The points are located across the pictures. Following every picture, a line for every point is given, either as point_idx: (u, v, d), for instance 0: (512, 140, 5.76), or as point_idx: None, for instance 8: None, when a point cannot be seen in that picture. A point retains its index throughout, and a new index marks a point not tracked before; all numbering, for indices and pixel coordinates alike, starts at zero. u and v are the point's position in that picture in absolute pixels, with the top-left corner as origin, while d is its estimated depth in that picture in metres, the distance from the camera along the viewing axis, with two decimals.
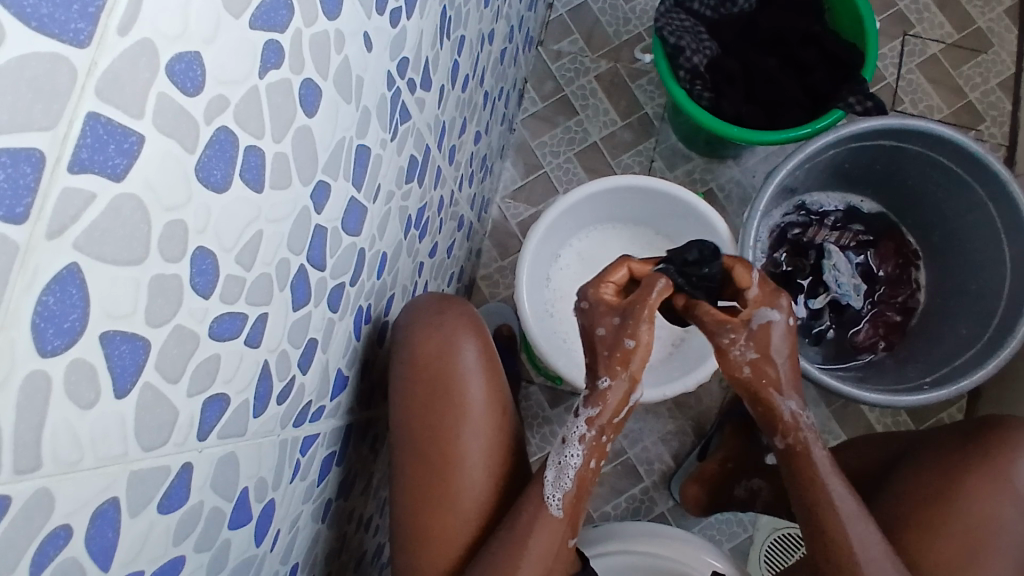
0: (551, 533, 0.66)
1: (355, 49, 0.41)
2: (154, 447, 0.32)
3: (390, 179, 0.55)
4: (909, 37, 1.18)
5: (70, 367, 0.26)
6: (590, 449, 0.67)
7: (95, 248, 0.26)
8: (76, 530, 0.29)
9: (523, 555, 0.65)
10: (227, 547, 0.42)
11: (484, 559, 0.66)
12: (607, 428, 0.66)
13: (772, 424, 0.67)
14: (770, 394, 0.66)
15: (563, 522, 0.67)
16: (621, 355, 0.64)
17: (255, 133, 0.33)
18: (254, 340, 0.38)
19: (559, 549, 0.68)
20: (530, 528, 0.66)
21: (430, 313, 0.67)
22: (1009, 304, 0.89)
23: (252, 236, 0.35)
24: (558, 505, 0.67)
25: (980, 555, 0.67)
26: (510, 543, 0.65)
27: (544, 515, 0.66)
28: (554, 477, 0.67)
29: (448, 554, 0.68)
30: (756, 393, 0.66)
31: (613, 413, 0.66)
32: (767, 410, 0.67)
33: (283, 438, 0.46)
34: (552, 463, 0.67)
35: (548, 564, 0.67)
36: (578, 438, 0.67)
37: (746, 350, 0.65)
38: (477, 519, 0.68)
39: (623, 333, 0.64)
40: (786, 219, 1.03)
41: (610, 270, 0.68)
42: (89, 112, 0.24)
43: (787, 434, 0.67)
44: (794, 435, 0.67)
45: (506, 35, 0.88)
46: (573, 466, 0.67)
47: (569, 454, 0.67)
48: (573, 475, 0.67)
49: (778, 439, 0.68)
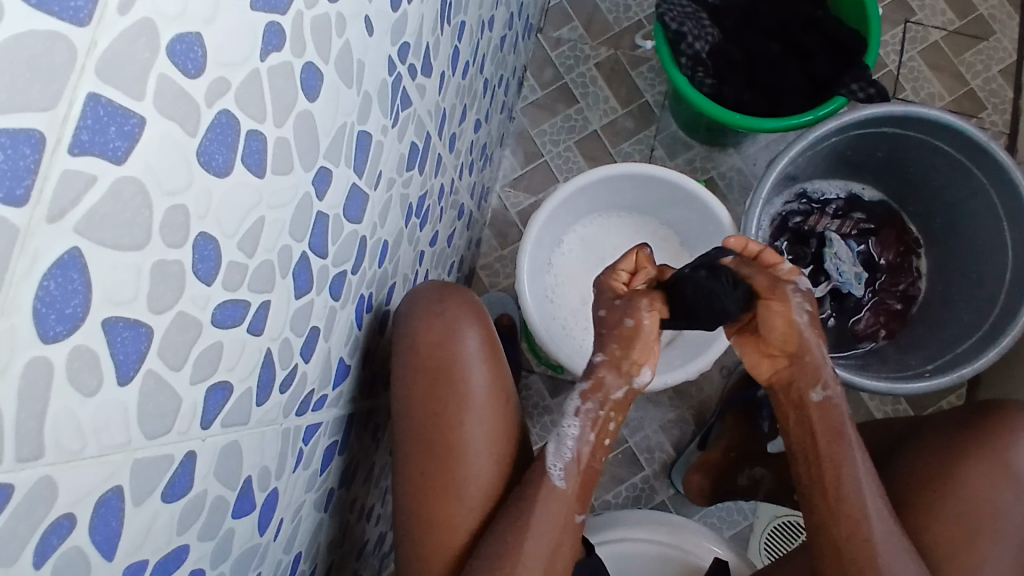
0: (559, 506, 0.67)
1: (356, 32, 0.41)
2: (157, 435, 0.32)
3: (392, 165, 0.55)
4: (911, 24, 1.18)
5: (72, 354, 0.26)
6: (588, 421, 0.68)
7: (97, 233, 0.25)
8: (80, 519, 0.28)
9: (528, 527, 0.65)
10: (231, 536, 0.42)
11: (490, 538, 0.65)
12: (604, 403, 0.68)
13: (812, 373, 0.67)
14: (812, 345, 0.67)
15: (570, 493, 0.67)
16: (620, 335, 0.67)
17: (256, 117, 0.32)
18: (257, 328, 0.38)
19: (566, 524, 0.68)
20: (535, 502, 0.66)
21: (432, 300, 0.67)
22: (1011, 291, 0.89)
23: (253, 223, 0.35)
24: (559, 475, 0.67)
25: (980, 536, 0.67)
26: (516, 518, 0.65)
27: (548, 485, 0.66)
28: (555, 448, 0.68)
29: (454, 539, 0.67)
30: (805, 345, 0.67)
31: (608, 388, 0.68)
32: (807, 366, 0.67)
33: (286, 426, 0.46)
34: (552, 436, 0.68)
35: (556, 538, 0.66)
36: (574, 410, 0.68)
37: (802, 304, 0.66)
38: (482, 504, 0.68)
39: (624, 312, 0.68)
40: (787, 208, 1.03)
41: (622, 259, 0.73)
42: (89, 93, 0.24)
43: (828, 386, 0.67)
44: (832, 386, 0.68)
45: (506, 21, 0.87)
46: (571, 437, 0.68)
47: (566, 425, 0.68)
48: (573, 444, 0.67)
49: (818, 392, 0.67)
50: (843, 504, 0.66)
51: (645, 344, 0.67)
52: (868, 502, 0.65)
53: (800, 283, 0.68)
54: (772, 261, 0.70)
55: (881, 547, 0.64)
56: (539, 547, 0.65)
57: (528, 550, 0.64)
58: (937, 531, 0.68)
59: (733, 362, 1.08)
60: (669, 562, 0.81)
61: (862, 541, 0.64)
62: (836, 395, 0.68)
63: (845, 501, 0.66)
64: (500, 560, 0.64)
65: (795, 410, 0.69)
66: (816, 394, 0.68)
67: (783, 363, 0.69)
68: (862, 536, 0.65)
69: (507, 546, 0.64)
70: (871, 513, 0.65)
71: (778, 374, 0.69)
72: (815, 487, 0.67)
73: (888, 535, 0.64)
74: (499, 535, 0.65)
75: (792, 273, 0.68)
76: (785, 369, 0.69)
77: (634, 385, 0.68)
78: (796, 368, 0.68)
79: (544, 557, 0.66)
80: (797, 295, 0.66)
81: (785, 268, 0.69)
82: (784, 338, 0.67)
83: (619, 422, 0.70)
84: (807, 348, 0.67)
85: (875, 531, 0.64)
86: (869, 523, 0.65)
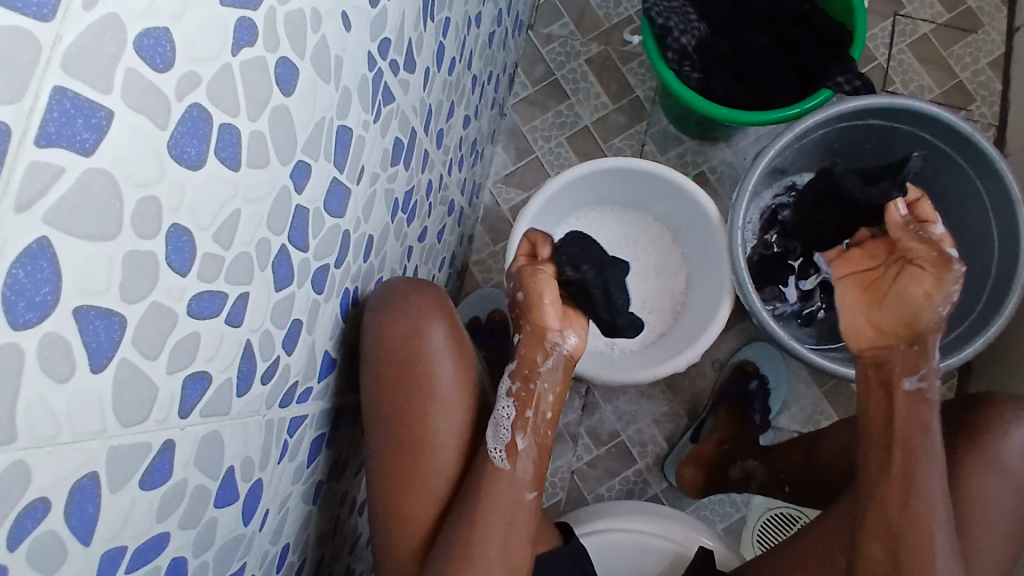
0: (512, 489, 0.67)
1: (333, 27, 0.41)
2: (133, 423, 0.32)
3: (375, 160, 0.55)
4: (900, 17, 1.18)
5: (44, 342, 0.26)
6: (519, 399, 0.69)
7: (65, 223, 0.26)
8: (55, 504, 0.29)
9: (486, 510, 0.66)
10: (214, 525, 0.42)
11: (450, 522, 0.66)
12: (528, 375, 0.70)
13: (912, 362, 0.69)
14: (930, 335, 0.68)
15: (520, 474, 0.68)
16: (523, 312, 0.71)
17: (229, 111, 0.33)
18: (236, 319, 0.39)
19: (520, 507, 0.68)
20: (485, 487, 0.66)
21: (399, 295, 0.64)
22: (997, 281, 0.89)
23: (230, 214, 0.35)
24: (502, 456, 0.67)
25: (967, 531, 0.68)
26: (472, 502, 0.66)
27: (493, 468, 0.66)
28: (494, 432, 0.68)
29: (420, 525, 0.69)
30: (920, 333, 0.68)
31: (529, 359, 0.71)
32: (919, 351, 0.69)
33: (268, 418, 0.47)
34: (489, 422, 0.69)
35: (509, 519, 0.67)
36: (506, 391, 0.70)
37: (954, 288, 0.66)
38: (447, 491, 0.69)
39: (515, 288, 0.72)
40: (777, 201, 1.05)
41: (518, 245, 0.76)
42: (55, 87, 0.24)
43: (924, 377, 0.68)
44: (928, 379, 0.68)
45: (495, 17, 0.87)
46: (506, 417, 0.68)
47: (500, 407, 0.69)
48: (509, 425, 0.68)
49: (911, 380, 0.68)
50: (910, 497, 0.66)
51: (551, 310, 0.70)
52: (936, 482, 0.65)
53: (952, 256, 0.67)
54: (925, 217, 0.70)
55: (936, 541, 0.64)
56: (494, 532, 0.66)
57: (482, 534, 0.65)
58: None
59: (724, 355, 1.09)
60: (660, 554, 0.81)
61: (920, 522, 0.64)
62: (932, 389, 0.68)
63: (915, 498, 0.65)
64: (458, 543, 0.65)
65: (885, 393, 0.70)
66: (908, 384, 0.68)
67: (892, 342, 0.70)
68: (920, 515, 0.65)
69: (466, 528, 0.65)
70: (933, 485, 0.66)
71: (882, 348, 0.71)
72: (880, 477, 0.68)
73: (943, 515, 0.65)
74: (466, 521, 0.66)
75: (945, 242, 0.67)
76: (890, 354, 0.70)
77: (563, 352, 0.71)
78: (905, 349, 0.69)
79: (499, 544, 0.66)
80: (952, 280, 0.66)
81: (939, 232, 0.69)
82: (908, 316, 0.69)
83: (559, 394, 0.71)
84: (923, 335, 0.68)
85: (935, 511, 0.65)
86: (929, 509, 0.65)
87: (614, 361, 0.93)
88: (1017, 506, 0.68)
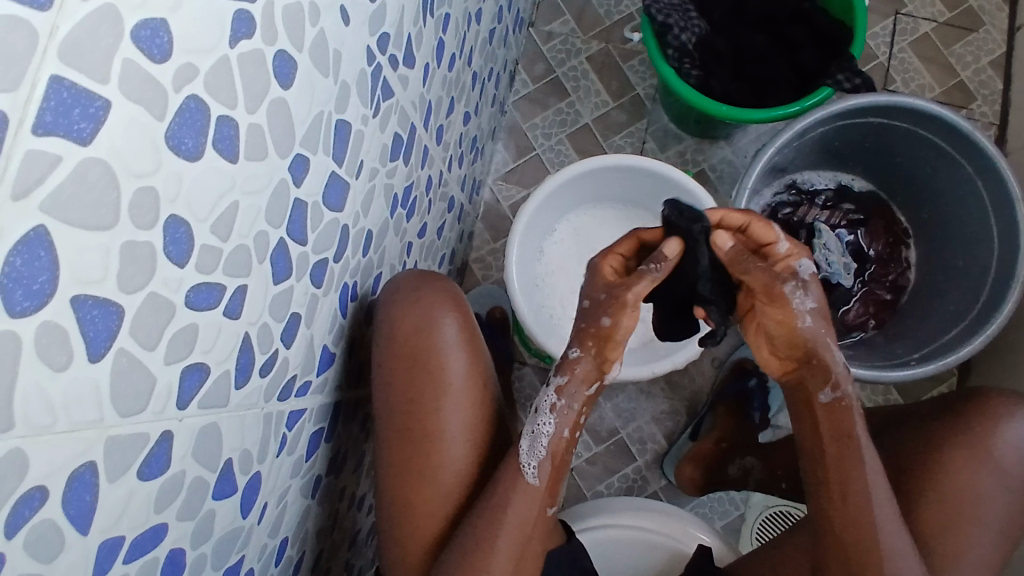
0: (529, 501, 0.66)
1: (331, 22, 0.41)
2: (131, 414, 0.33)
3: (374, 155, 0.55)
4: (901, 16, 1.18)
5: (42, 330, 0.27)
6: (562, 418, 0.65)
7: (62, 212, 0.26)
8: (52, 492, 0.29)
9: (500, 515, 0.65)
10: (212, 517, 0.42)
11: (466, 524, 0.66)
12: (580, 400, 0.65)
13: (817, 376, 0.62)
14: (824, 346, 0.62)
15: (540, 482, 0.66)
16: (596, 334, 0.62)
17: (226, 103, 0.33)
18: (234, 312, 0.39)
19: (538, 519, 0.67)
20: (505, 492, 0.65)
21: (408, 288, 0.67)
22: (997, 279, 0.89)
23: (227, 207, 0.36)
24: (533, 473, 0.65)
25: (963, 525, 0.67)
26: (489, 508, 0.65)
27: (522, 484, 0.65)
28: (529, 445, 0.65)
29: (431, 524, 0.68)
30: (812, 347, 0.62)
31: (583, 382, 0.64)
32: (818, 367, 0.62)
33: (267, 411, 0.47)
34: (525, 433, 0.65)
35: (525, 525, 0.66)
36: (549, 407, 0.64)
37: (805, 298, 0.60)
38: (460, 491, 0.69)
39: (602, 309, 0.62)
40: (777, 198, 1.03)
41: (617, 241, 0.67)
42: (52, 76, 0.24)
43: (838, 387, 0.62)
44: (841, 389, 0.62)
45: (495, 14, 0.87)
46: (546, 433, 0.65)
47: (541, 422, 0.64)
48: (547, 443, 0.64)
49: (825, 393, 0.63)
50: (850, 503, 0.63)
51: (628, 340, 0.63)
52: (872, 487, 0.63)
53: (801, 269, 0.62)
54: (765, 238, 0.65)
55: (884, 541, 0.62)
56: (507, 540, 0.65)
57: (496, 544, 0.65)
58: (920, 515, 0.68)
59: (724, 353, 1.10)
60: (659, 550, 0.81)
61: (865, 529, 0.62)
62: (850, 396, 0.63)
63: (854, 505, 0.63)
64: (473, 547, 0.65)
65: (807, 410, 0.65)
66: (823, 396, 0.63)
67: (794, 364, 0.64)
68: (862, 521, 0.63)
69: (480, 532, 0.65)
70: (872, 490, 0.63)
71: (791, 374, 0.65)
72: (817, 484, 0.65)
73: (888, 518, 0.63)
74: (476, 522, 0.65)
75: (788, 257, 0.63)
76: (796, 373, 0.64)
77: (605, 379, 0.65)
78: (807, 368, 0.63)
79: (511, 548, 0.65)
80: (797, 293, 0.60)
81: (781, 248, 0.63)
82: (787, 340, 0.62)
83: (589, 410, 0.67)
84: (814, 350, 0.62)
85: (877, 516, 0.62)
86: (872, 514, 0.62)
87: None
88: (1011, 501, 0.68)
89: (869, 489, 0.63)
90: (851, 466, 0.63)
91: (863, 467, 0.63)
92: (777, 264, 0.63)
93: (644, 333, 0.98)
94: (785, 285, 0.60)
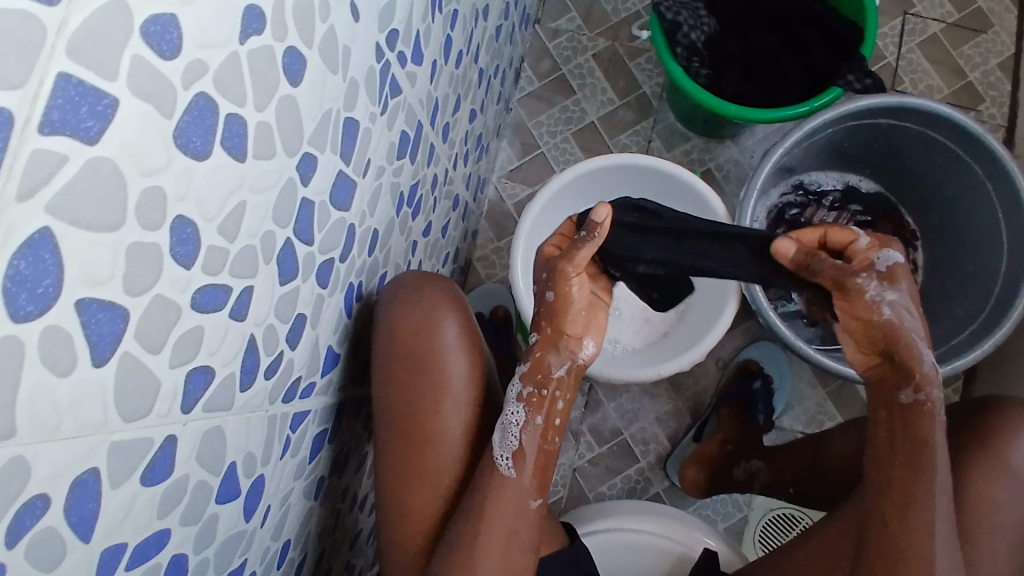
0: (518, 499, 0.65)
1: (341, 17, 0.41)
2: (135, 418, 0.32)
3: (381, 153, 0.54)
4: (910, 16, 1.17)
5: (44, 334, 0.26)
6: (531, 405, 0.65)
7: (69, 212, 0.25)
8: (54, 499, 0.29)
9: (484, 516, 0.63)
10: (215, 520, 0.42)
11: (451, 525, 0.65)
12: (544, 382, 0.65)
13: (903, 376, 0.61)
14: (913, 341, 0.61)
15: (524, 483, 0.65)
16: (546, 312, 0.66)
17: (236, 100, 0.32)
18: (240, 313, 0.38)
19: (521, 511, 0.65)
20: (490, 496, 0.64)
21: (410, 289, 0.66)
22: (1006, 285, 0.89)
23: (235, 206, 0.35)
24: (508, 465, 0.65)
25: (977, 533, 0.67)
26: (473, 510, 0.64)
27: (497, 477, 0.64)
28: (501, 437, 0.65)
29: (424, 523, 0.68)
30: (897, 342, 0.61)
31: (545, 365, 0.65)
32: (902, 365, 0.61)
33: (271, 413, 0.46)
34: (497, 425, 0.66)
35: (511, 528, 0.64)
36: (515, 396, 0.65)
37: (881, 290, 0.60)
38: (455, 492, 0.68)
39: (545, 285, 0.66)
40: (784, 199, 1.03)
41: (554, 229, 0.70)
42: (60, 73, 0.24)
43: (922, 387, 0.61)
44: (926, 390, 0.61)
45: (502, 10, 0.86)
46: (515, 424, 0.65)
47: (509, 412, 0.65)
48: (517, 432, 0.65)
49: (908, 393, 0.61)
50: (909, 511, 0.60)
51: (576, 312, 0.66)
52: (937, 502, 0.60)
53: (881, 259, 0.62)
54: (843, 239, 0.65)
55: (937, 554, 0.59)
56: (493, 540, 0.63)
57: (483, 543, 0.63)
58: None
59: (728, 355, 1.09)
60: (662, 554, 0.80)
61: (920, 540, 0.59)
62: (934, 400, 0.61)
63: (915, 515, 0.60)
64: (459, 548, 0.63)
65: (883, 410, 0.63)
66: (906, 397, 0.62)
67: (878, 360, 0.64)
68: (919, 531, 0.60)
69: (467, 533, 0.63)
70: (937, 505, 0.60)
71: (873, 371, 0.64)
72: (881, 485, 0.62)
73: (945, 535, 0.60)
74: (466, 521, 0.64)
75: (871, 249, 0.63)
76: (880, 369, 0.63)
77: (577, 360, 0.67)
78: (893, 365, 0.62)
79: (500, 549, 0.64)
80: (873, 284, 0.60)
81: (861, 244, 0.63)
82: (868, 336, 0.62)
83: (568, 401, 0.67)
84: (899, 347, 0.61)
85: (936, 530, 0.60)
86: (933, 525, 0.60)
87: (616, 359, 0.92)
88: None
89: (933, 501, 0.60)
90: (921, 477, 0.60)
91: (935, 480, 0.60)
92: (857, 258, 0.63)
93: (649, 334, 0.97)
94: (857, 277, 0.61)
